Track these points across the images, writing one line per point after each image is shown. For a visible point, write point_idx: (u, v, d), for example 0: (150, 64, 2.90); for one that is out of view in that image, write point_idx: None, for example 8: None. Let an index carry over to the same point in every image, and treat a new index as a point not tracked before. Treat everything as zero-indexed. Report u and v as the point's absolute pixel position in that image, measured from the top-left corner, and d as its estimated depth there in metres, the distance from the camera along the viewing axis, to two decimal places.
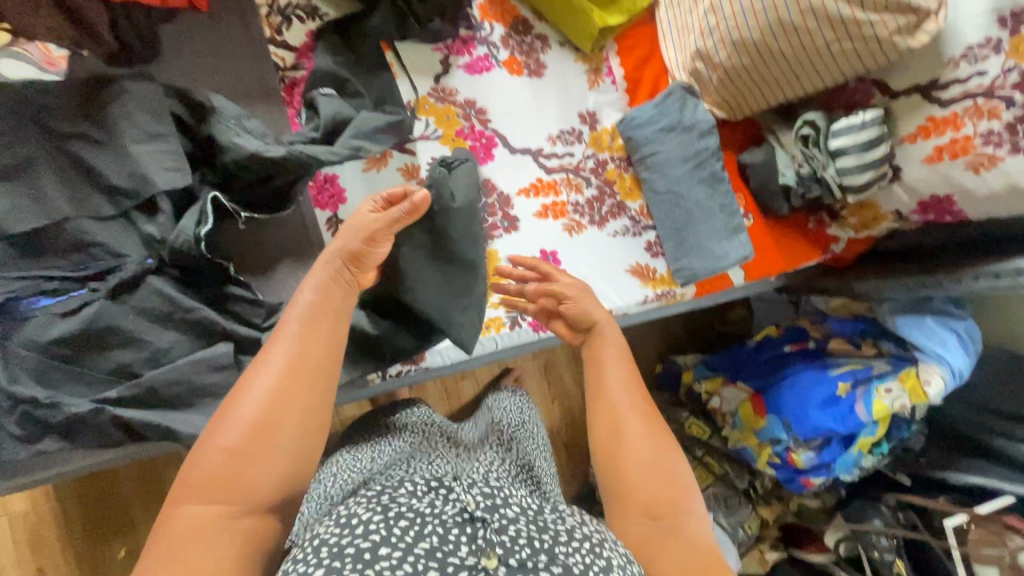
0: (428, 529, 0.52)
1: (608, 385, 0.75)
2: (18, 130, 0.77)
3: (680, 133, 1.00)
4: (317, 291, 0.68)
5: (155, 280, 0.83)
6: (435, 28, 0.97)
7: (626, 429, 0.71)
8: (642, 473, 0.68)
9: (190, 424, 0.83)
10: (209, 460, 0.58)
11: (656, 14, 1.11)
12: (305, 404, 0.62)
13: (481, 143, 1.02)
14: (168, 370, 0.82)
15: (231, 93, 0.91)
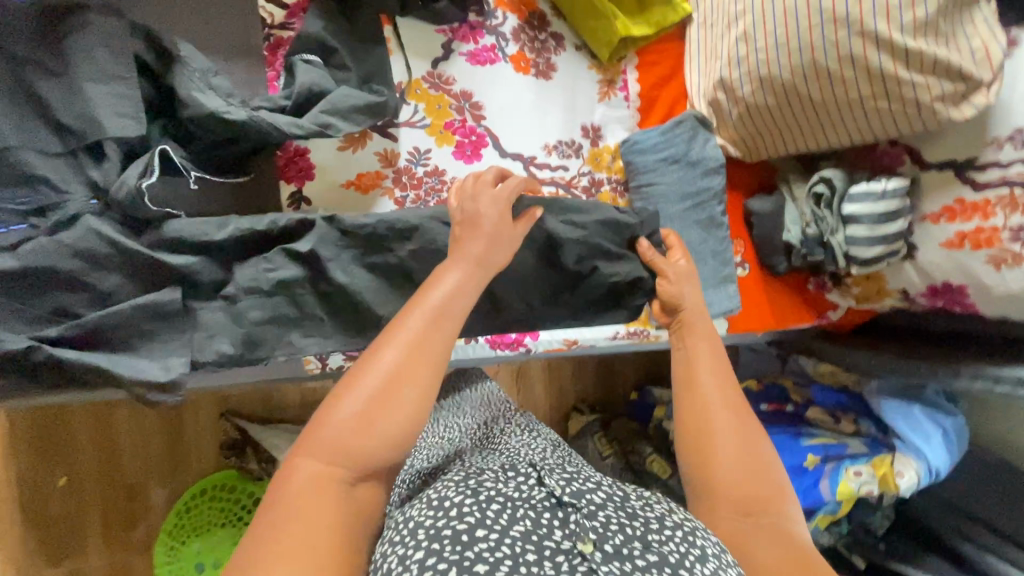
0: (521, 512, 0.53)
1: (704, 381, 0.71)
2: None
3: (682, 166, 0.92)
4: (454, 284, 0.66)
5: (90, 218, 0.76)
6: (439, 7, 0.89)
7: (716, 422, 0.67)
8: (736, 469, 0.64)
9: (134, 367, 0.78)
10: (334, 428, 0.56)
11: (687, 32, 1.02)
12: (426, 388, 0.60)
13: (470, 140, 0.95)
14: (110, 313, 0.77)
15: (212, 44, 0.85)
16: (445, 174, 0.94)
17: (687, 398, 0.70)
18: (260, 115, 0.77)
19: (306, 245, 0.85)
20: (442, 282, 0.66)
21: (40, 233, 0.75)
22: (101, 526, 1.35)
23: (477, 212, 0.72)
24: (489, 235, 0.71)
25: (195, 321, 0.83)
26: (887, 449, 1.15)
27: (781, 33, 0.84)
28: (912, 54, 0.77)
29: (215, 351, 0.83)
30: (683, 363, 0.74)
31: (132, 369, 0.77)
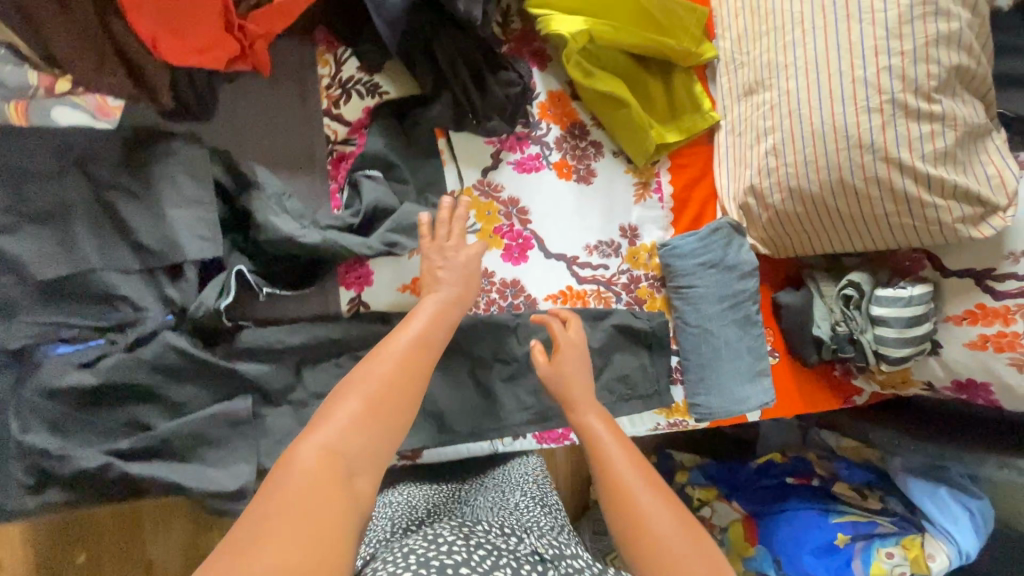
0: (504, 561, 0.58)
1: (621, 468, 0.70)
2: (60, 174, 0.76)
3: (720, 271, 0.98)
4: (432, 314, 0.72)
5: (168, 334, 0.79)
6: (491, 125, 0.95)
7: (643, 511, 0.66)
8: (667, 555, 0.62)
9: (205, 477, 0.79)
10: (321, 431, 0.57)
11: (715, 136, 1.10)
12: (403, 398, 0.62)
13: (517, 243, 1.00)
14: (182, 425, 0.79)
15: (280, 161, 0.90)
16: (493, 276, 0.98)
17: (611, 487, 0.69)
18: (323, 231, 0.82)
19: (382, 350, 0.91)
20: (421, 313, 0.72)
21: (118, 350, 0.79)
22: None
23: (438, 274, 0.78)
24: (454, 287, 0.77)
25: (261, 427, 0.85)
26: (915, 527, 1.19)
27: (809, 151, 0.91)
28: (934, 180, 0.84)
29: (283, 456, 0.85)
30: (597, 459, 0.72)
31: (200, 478, 0.79)
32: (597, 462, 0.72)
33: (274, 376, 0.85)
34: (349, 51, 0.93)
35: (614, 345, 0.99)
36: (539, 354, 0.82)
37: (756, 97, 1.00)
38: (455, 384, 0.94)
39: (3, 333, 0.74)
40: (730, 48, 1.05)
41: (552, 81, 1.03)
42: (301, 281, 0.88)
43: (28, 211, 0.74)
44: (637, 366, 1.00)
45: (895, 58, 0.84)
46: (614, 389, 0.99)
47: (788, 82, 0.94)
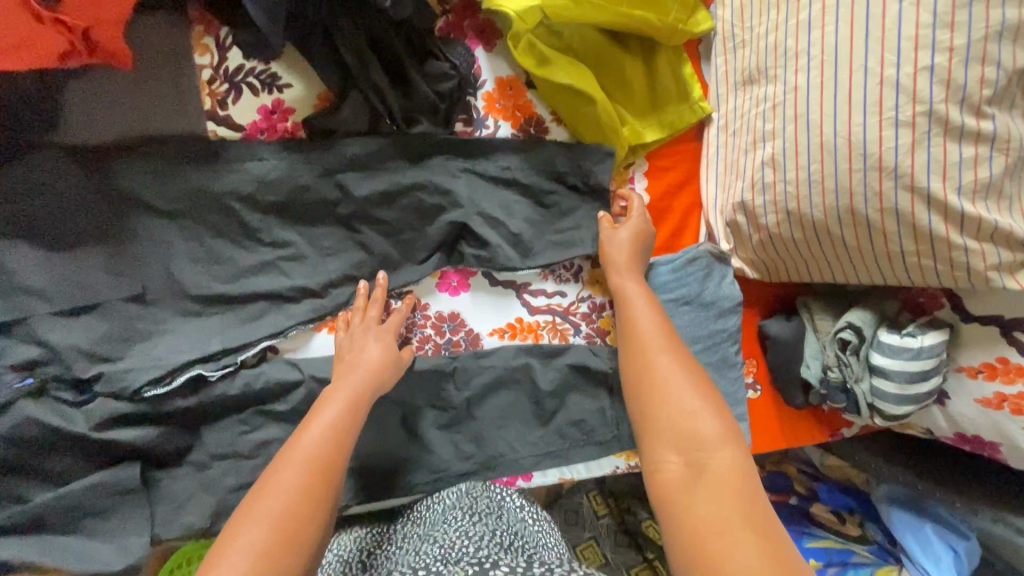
0: None
1: (641, 327, 0.74)
2: None
3: (695, 309, 0.81)
4: (346, 403, 0.68)
5: (29, 405, 0.68)
6: (419, 129, 0.77)
7: (659, 373, 0.68)
8: (677, 415, 0.64)
9: (87, 556, 0.70)
10: (241, 559, 0.52)
11: (705, 132, 0.90)
12: (323, 494, 0.60)
13: (456, 271, 0.84)
14: (55, 498, 0.69)
15: (147, 172, 0.71)
16: (428, 308, 0.84)
17: (628, 343, 0.74)
18: (270, 162, 0.74)
19: (292, 403, 0.77)
20: (334, 399, 0.68)
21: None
22: None
23: (363, 344, 0.75)
24: (374, 358, 0.74)
25: (157, 492, 0.75)
26: (894, 558, 1.13)
27: (815, 169, 0.73)
28: (968, 218, 0.66)
29: (184, 525, 0.75)
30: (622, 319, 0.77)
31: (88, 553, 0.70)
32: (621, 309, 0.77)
33: (165, 440, 0.73)
34: (232, 34, 0.73)
35: (568, 386, 0.88)
36: (605, 220, 0.83)
37: (757, 90, 0.80)
38: (384, 432, 0.83)
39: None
40: (730, 22, 0.83)
41: (502, 66, 0.82)
42: (186, 326, 0.75)
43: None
44: (595, 410, 0.88)
45: (939, 55, 0.63)
46: (567, 434, 0.89)
47: (796, 75, 0.73)
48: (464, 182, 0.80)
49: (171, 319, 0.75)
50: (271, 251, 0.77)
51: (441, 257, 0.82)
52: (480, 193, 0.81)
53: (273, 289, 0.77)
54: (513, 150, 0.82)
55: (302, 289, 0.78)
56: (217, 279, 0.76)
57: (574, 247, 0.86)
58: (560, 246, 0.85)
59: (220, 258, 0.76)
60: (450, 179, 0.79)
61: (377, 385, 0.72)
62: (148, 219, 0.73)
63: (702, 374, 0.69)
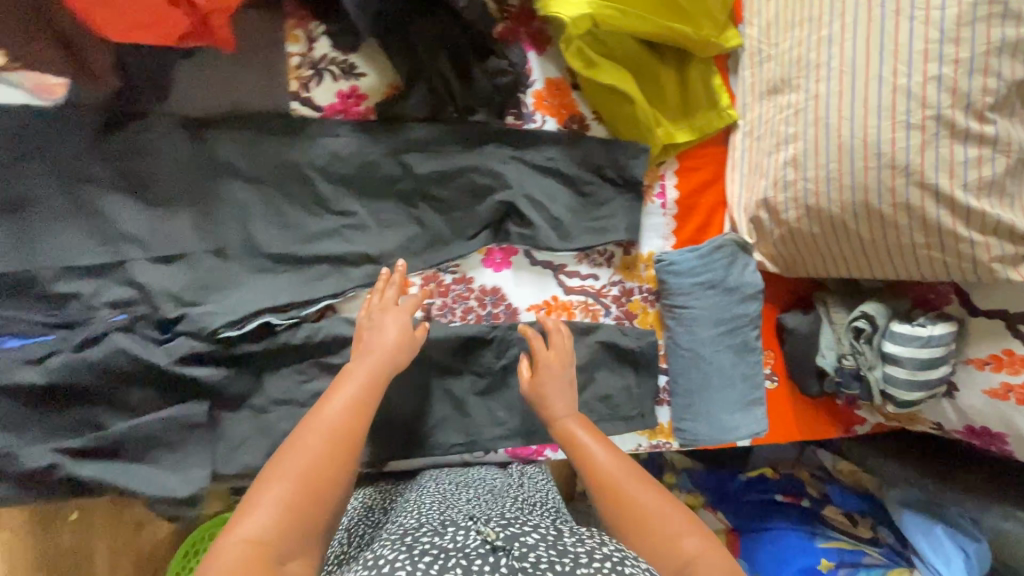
0: (452, 561, 0.55)
1: (602, 458, 0.73)
2: (19, 162, 0.73)
3: (720, 293, 0.88)
4: (365, 384, 0.71)
5: (119, 337, 0.75)
6: (476, 117, 0.86)
7: (633, 495, 0.68)
8: (658, 530, 0.64)
9: (153, 482, 0.77)
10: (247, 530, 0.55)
11: (732, 137, 0.99)
12: (341, 472, 0.63)
13: (501, 248, 0.92)
14: (128, 428, 0.76)
15: (237, 141, 0.80)
16: (472, 281, 0.92)
17: (594, 479, 0.72)
18: (345, 138, 0.83)
19: (347, 357, 0.85)
20: (353, 377, 0.71)
21: (68, 348, 0.75)
22: None
23: (381, 329, 0.78)
24: (392, 343, 0.77)
25: (219, 430, 0.82)
26: (906, 562, 1.14)
27: (834, 167, 0.81)
28: (974, 213, 0.73)
29: (240, 463, 0.81)
30: (577, 455, 0.76)
31: (155, 479, 0.77)
32: (575, 451, 0.76)
33: (232, 382, 0.80)
34: (322, 28, 0.84)
35: (597, 363, 0.94)
36: (523, 370, 0.86)
37: (781, 98, 0.88)
38: (425, 393, 0.90)
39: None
40: (757, 38, 0.92)
41: (551, 68, 0.92)
42: (256, 280, 0.82)
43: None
44: (622, 386, 0.94)
45: (946, 66, 0.71)
46: (593, 408, 0.94)
47: (818, 84, 0.82)
48: (513, 167, 0.89)
49: (243, 275, 0.82)
50: (337, 218, 0.86)
51: (488, 234, 0.90)
52: (527, 178, 0.89)
53: (337, 252, 0.85)
54: (557, 142, 0.91)
55: (362, 254, 0.86)
56: (289, 240, 0.84)
57: (607, 234, 0.93)
58: (595, 231, 0.93)
59: (292, 222, 0.84)
60: (501, 164, 0.88)
61: (389, 372, 0.75)
62: (232, 183, 0.81)
63: (665, 490, 0.70)
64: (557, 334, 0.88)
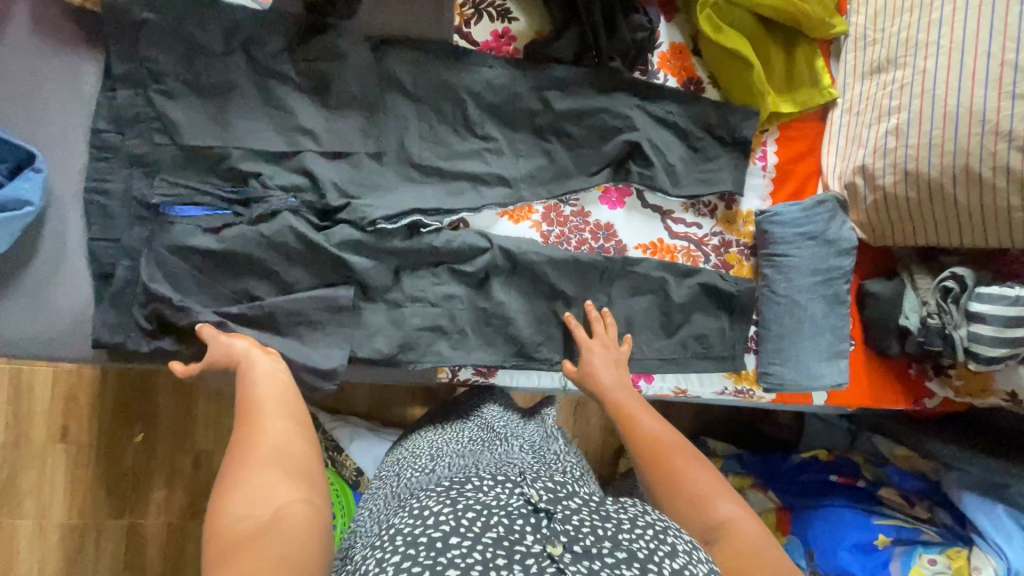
0: (494, 520, 0.52)
1: (646, 425, 0.76)
2: (228, 54, 0.83)
3: (818, 244, 0.97)
4: (281, 387, 0.70)
5: (288, 216, 0.84)
6: (612, 66, 0.96)
7: (678, 462, 0.70)
8: (689, 491, 0.67)
9: (299, 352, 0.84)
10: (244, 502, 0.55)
11: (828, 114, 1.08)
12: (301, 453, 0.62)
13: (617, 188, 1.01)
14: (286, 300, 0.84)
15: (406, 61, 0.90)
16: (590, 215, 1.00)
17: (641, 448, 0.74)
18: (497, 70, 0.94)
19: (477, 267, 0.93)
20: (270, 377, 0.71)
21: (242, 221, 0.84)
22: (160, 481, 1.57)
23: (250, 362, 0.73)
24: (262, 360, 0.73)
25: (359, 318, 0.89)
26: (962, 541, 1.19)
27: (937, 134, 0.90)
28: None
29: (373, 349, 0.89)
30: (625, 420, 0.79)
31: (304, 351, 0.84)
32: (627, 424, 0.78)
33: (376, 273, 0.88)
34: None
35: (694, 304, 1.01)
36: (580, 327, 0.94)
37: (885, 76, 0.98)
38: (539, 311, 0.97)
39: (147, 187, 0.82)
40: (863, 25, 1.03)
41: (676, 33, 1.02)
42: (405, 186, 0.91)
43: (193, 86, 0.82)
44: (717, 327, 1.01)
45: None
46: (688, 346, 1.01)
47: (926, 60, 0.92)
48: (638, 114, 0.99)
49: (395, 180, 0.91)
50: (480, 142, 0.95)
51: (610, 172, 0.98)
52: (650, 126, 0.99)
53: (477, 171, 0.94)
54: (677, 98, 1.01)
55: (497, 175, 0.95)
56: (438, 155, 0.93)
57: (713, 185, 1.02)
58: (703, 181, 1.01)
59: (441, 140, 0.93)
60: (629, 110, 0.98)
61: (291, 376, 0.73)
62: (397, 98, 0.91)
63: (704, 460, 0.71)
64: (600, 325, 0.95)
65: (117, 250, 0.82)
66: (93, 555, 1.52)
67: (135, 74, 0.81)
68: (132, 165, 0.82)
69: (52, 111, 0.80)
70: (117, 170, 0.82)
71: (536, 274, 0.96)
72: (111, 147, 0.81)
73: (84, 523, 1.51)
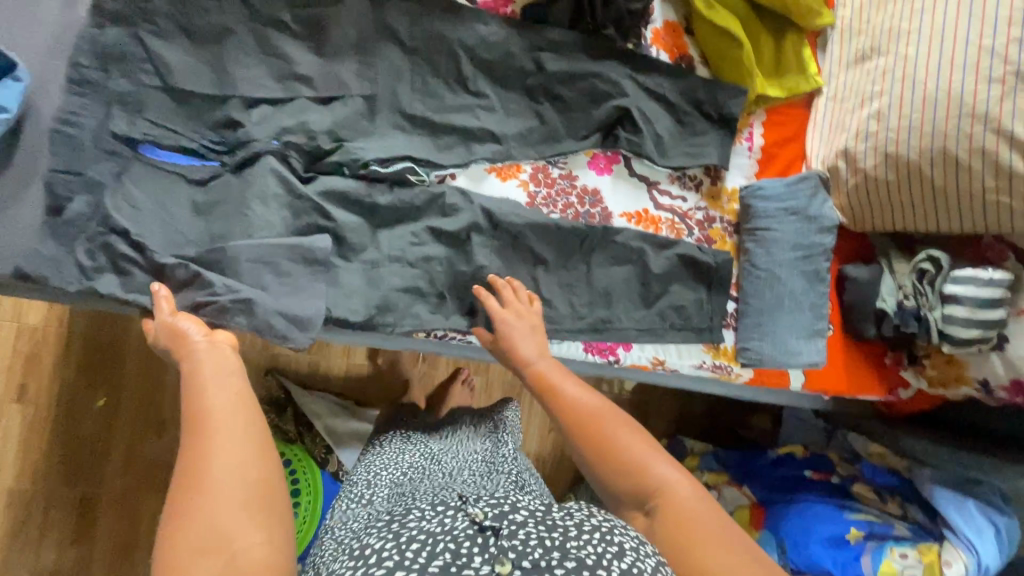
0: (441, 547, 0.51)
1: (575, 399, 0.73)
2: None
3: (800, 220, 0.98)
4: (234, 394, 0.64)
5: (272, 159, 0.83)
6: (606, 34, 0.98)
7: (612, 437, 0.68)
8: (624, 463, 0.66)
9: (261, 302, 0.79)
10: (197, 533, 0.53)
11: (814, 102, 1.11)
12: (263, 468, 0.59)
13: (605, 155, 1.02)
14: (252, 247, 0.80)
15: (402, 10, 0.91)
16: (577, 178, 1.00)
17: (574, 427, 0.70)
18: (493, 28, 0.95)
19: (458, 224, 0.93)
20: (219, 380, 0.65)
21: (227, 170, 0.84)
22: (120, 448, 1.49)
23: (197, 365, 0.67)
24: (208, 358, 0.68)
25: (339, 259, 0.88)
26: (933, 538, 1.18)
27: (917, 117, 0.92)
28: None
29: (350, 291, 0.87)
30: (552, 399, 0.74)
31: (274, 301, 0.80)
32: (555, 401, 0.74)
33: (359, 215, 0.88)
34: None
35: (672, 276, 1.01)
36: (489, 298, 0.87)
37: (869, 63, 1.01)
38: (521, 269, 0.97)
39: (127, 124, 0.80)
40: (849, 17, 1.07)
41: (670, 12, 1.05)
42: (393, 133, 0.91)
43: (184, 13, 0.82)
44: (695, 299, 1.01)
45: None
46: (666, 317, 1.01)
47: (907, 47, 0.95)
48: (629, 83, 1.00)
49: (384, 127, 0.91)
50: (471, 98, 0.95)
51: (599, 137, 0.99)
52: (640, 96, 1.01)
53: (466, 124, 0.94)
54: (668, 73, 1.03)
55: (487, 131, 0.95)
56: (428, 106, 0.93)
57: (699, 158, 1.03)
58: (689, 154, 1.03)
59: (433, 92, 0.94)
60: (620, 78, 0.99)
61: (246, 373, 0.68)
62: (391, 46, 0.91)
63: (634, 422, 0.70)
64: (508, 290, 0.90)
65: (76, 184, 0.77)
66: (39, 525, 1.43)
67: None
68: (112, 101, 0.80)
69: (38, 28, 0.79)
70: (93, 106, 0.79)
71: (519, 232, 0.96)
72: (96, 65, 0.80)
73: (33, 489, 1.43)
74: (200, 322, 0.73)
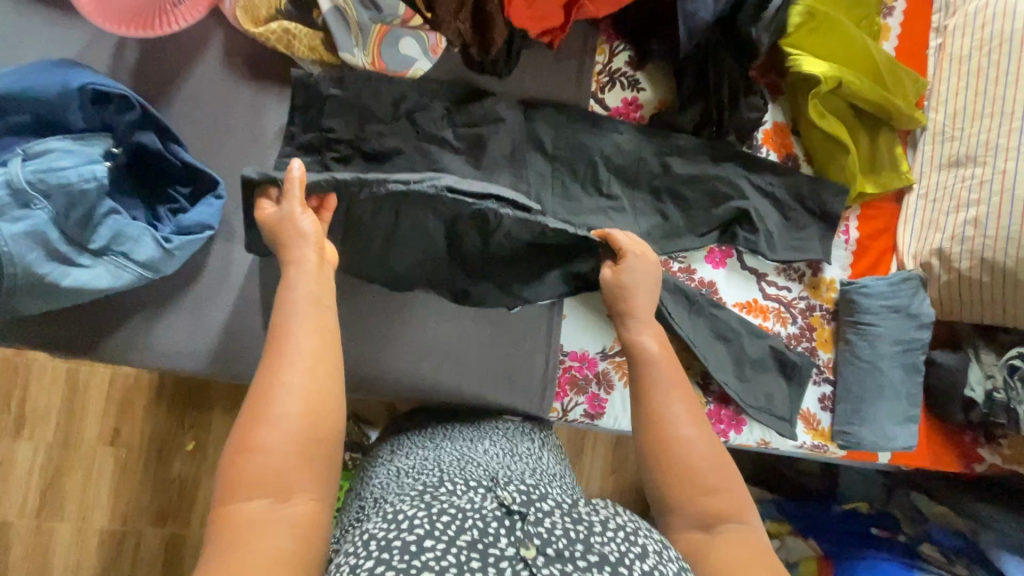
0: (469, 523, 0.53)
1: (663, 398, 0.74)
2: (397, 103, 0.89)
3: (902, 316, 1.09)
4: (310, 316, 0.67)
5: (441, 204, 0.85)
6: (727, 140, 1.05)
7: (683, 437, 0.71)
8: (692, 467, 0.69)
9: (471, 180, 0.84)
10: (254, 464, 0.57)
11: (905, 197, 1.18)
12: (329, 413, 0.62)
13: (720, 249, 1.09)
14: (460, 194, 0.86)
15: (550, 123, 0.98)
16: (696, 272, 1.07)
17: (651, 416, 0.73)
18: (628, 136, 1.02)
19: None
20: (295, 310, 0.67)
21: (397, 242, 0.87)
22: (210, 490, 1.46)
23: (287, 288, 0.69)
24: (298, 283, 0.69)
25: None
26: None
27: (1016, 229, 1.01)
28: None
29: None
30: (642, 381, 0.76)
31: None
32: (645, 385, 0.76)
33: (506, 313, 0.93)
34: (623, 47, 1.04)
35: (761, 365, 1.08)
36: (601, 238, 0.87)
37: (964, 170, 1.10)
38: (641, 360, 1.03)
39: None
40: (942, 121, 1.15)
41: (779, 114, 1.13)
42: None
43: (359, 130, 0.87)
44: (781, 390, 1.08)
45: None
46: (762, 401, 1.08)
47: (1005, 163, 1.04)
48: (745, 185, 1.07)
49: None
50: (605, 200, 1.02)
51: (718, 234, 1.07)
52: (754, 195, 1.08)
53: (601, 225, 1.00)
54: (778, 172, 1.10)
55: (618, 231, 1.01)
56: (567, 210, 0.99)
57: (803, 252, 1.10)
58: (796, 248, 1.10)
59: (572, 196, 1.00)
60: (738, 182, 1.06)
61: (330, 304, 0.70)
62: (537, 154, 0.98)
63: (710, 430, 0.73)
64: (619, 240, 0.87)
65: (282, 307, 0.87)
66: (128, 567, 1.40)
67: (312, 118, 0.87)
68: None
69: (230, 142, 0.86)
70: None
71: None
72: None
73: (125, 529, 1.40)
74: (318, 229, 0.73)
